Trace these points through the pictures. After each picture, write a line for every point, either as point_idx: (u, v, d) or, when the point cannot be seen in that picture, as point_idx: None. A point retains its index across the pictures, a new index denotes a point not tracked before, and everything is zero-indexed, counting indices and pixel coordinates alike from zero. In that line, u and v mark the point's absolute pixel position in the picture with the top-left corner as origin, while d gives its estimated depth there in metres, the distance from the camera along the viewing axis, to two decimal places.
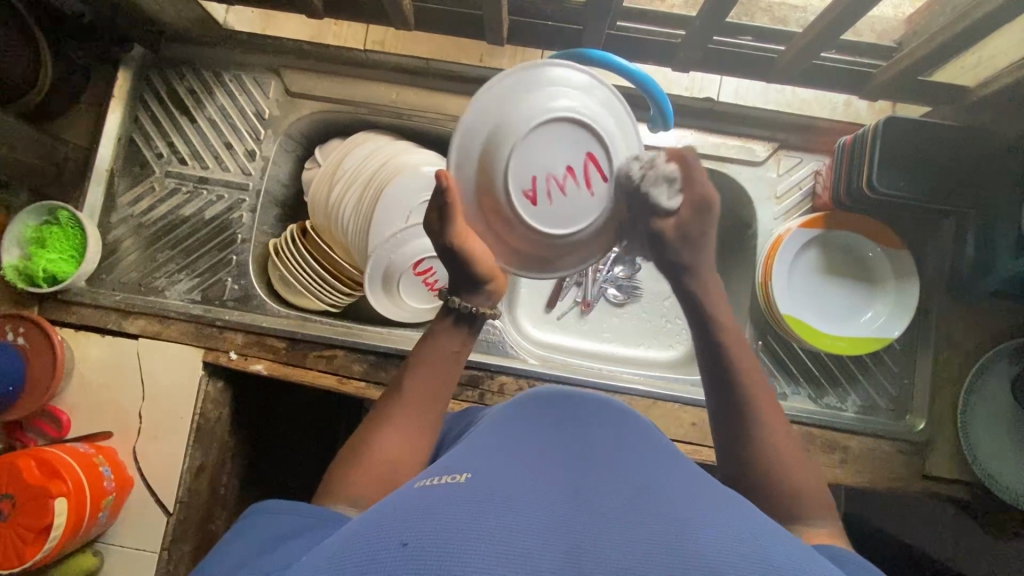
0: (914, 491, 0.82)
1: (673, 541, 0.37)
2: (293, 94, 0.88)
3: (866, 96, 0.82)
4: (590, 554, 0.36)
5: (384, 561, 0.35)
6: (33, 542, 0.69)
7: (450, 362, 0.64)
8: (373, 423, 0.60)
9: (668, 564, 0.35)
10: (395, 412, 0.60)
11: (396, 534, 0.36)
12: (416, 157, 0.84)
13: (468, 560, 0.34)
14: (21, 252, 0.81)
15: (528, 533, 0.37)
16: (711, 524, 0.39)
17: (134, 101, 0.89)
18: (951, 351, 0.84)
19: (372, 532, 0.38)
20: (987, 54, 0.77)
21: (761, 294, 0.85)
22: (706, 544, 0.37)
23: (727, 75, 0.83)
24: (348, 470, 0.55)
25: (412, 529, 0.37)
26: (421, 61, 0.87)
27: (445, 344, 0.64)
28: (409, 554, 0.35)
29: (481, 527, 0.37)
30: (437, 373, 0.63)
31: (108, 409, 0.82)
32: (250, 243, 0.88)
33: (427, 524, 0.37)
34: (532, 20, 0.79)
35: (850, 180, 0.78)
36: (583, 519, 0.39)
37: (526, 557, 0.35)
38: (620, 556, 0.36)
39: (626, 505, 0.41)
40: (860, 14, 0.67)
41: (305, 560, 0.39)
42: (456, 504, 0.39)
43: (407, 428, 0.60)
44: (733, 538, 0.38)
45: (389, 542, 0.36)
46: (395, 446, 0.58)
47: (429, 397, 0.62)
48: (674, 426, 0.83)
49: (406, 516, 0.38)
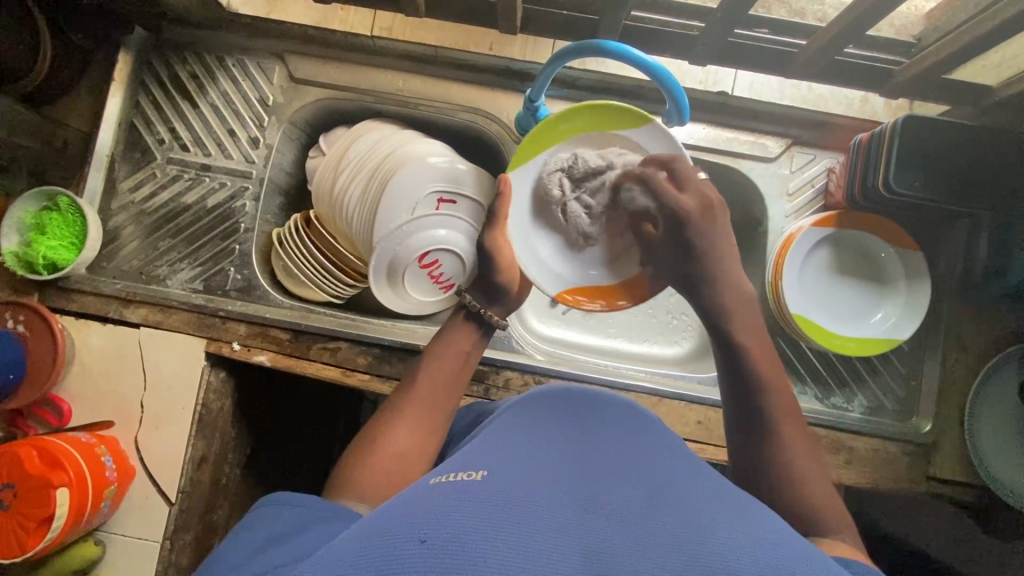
0: (918, 493, 0.82)
1: (692, 540, 0.37)
2: (298, 80, 0.87)
3: (884, 94, 0.81)
4: (610, 554, 0.36)
5: (401, 559, 0.34)
6: (35, 532, 0.69)
7: (465, 359, 0.65)
8: (387, 419, 0.60)
9: (689, 564, 0.35)
10: (409, 407, 0.61)
11: (415, 530, 0.36)
12: (422, 147, 0.82)
13: (487, 559, 0.34)
14: (21, 239, 0.80)
15: (545, 531, 0.37)
16: (729, 525, 0.39)
17: (135, 85, 0.87)
18: (959, 353, 0.83)
19: (389, 527, 0.37)
20: (1009, 54, 0.76)
21: (770, 293, 0.84)
22: (725, 543, 0.36)
23: (742, 69, 0.81)
24: (363, 464, 0.54)
25: (429, 526, 0.36)
26: (429, 49, 0.85)
27: (458, 345, 0.65)
28: (427, 550, 0.34)
29: (500, 525, 0.36)
30: (450, 371, 0.64)
31: (110, 398, 0.82)
32: (253, 233, 0.86)
33: (444, 521, 0.36)
34: (544, 9, 0.77)
35: (865, 180, 0.77)
36: (601, 516, 0.39)
37: (545, 556, 0.35)
38: (639, 556, 0.36)
39: (642, 502, 0.41)
40: (885, 10, 0.65)
41: (317, 556, 0.38)
42: (473, 500, 0.39)
43: (420, 424, 0.60)
44: (751, 538, 0.38)
45: (406, 539, 0.35)
46: (408, 441, 0.58)
47: (444, 393, 0.63)
48: (679, 423, 0.82)
49: (421, 513, 0.37)
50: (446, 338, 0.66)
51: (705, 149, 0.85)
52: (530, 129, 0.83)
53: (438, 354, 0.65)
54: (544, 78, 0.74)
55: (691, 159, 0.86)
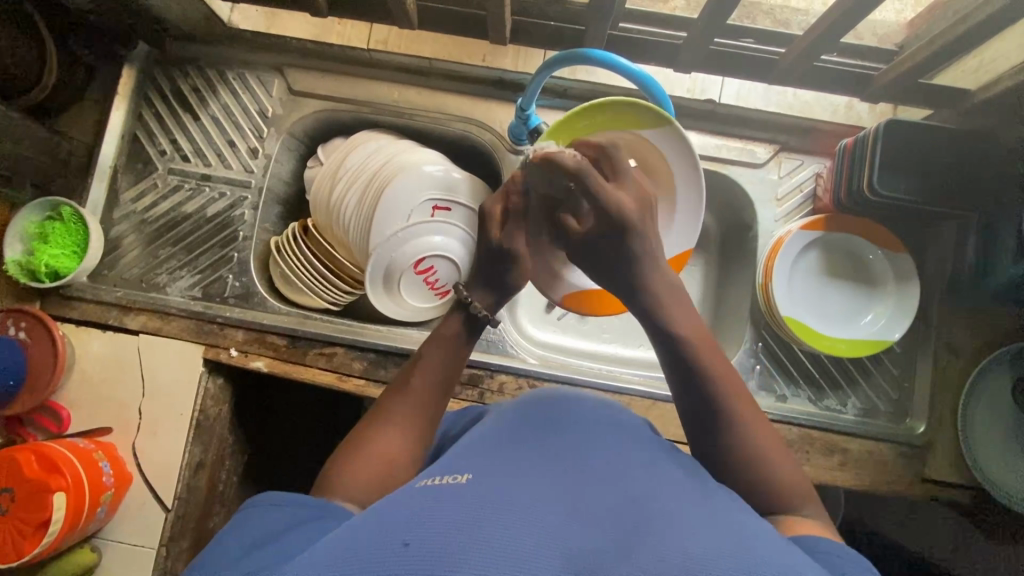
0: (913, 494, 0.81)
1: (669, 540, 0.37)
2: (297, 92, 0.89)
3: (867, 99, 0.83)
4: (589, 558, 0.36)
5: (382, 562, 0.34)
6: (31, 536, 0.69)
7: (457, 365, 0.65)
8: (374, 423, 0.59)
9: (666, 561, 0.35)
10: (399, 410, 0.60)
11: (396, 536, 0.36)
12: (418, 156, 0.84)
13: (466, 561, 0.34)
14: (24, 247, 0.81)
15: (526, 534, 0.37)
16: (705, 531, 0.39)
17: (138, 98, 0.89)
18: (951, 355, 0.84)
19: (370, 533, 0.37)
20: (988, 57, 0.77)
21: (761, 296, 0.85)
22: (703, 543, 0.37)
23: (727, 76, 0.83)
24: (352, 464, 0.55)
25: (412, 531, 0.37)
26: (423, 62, 0.88)
27: (453, 343, 0.65)
28: (408, 554, 0.35)
29: (482, 529, 0.37)
30: (438, 373, 0.63)
31: (108, 405, 0.82)
32: (251, 241, 0.88)
33: (426, 527, 0.37)
34: (535, 21, 0.80)
35: (851, 183, 0.78)
36: (581, 521, 0.39)
37: (525, 558, 0.35)
38: (620, 556, 0.36)
39: (622, 507, 0.41)
40: (863, 15, 0.67)
41: (300, 561, 0.38)
42: (454, 507, 0.39)
43: (408, 426, 0.59)
44: (730, 538, 0.38)
45: (387, 543, 0.36)
46: (398, 444, 0.57)
47: (433, 395, 0.62)
48: (672, 426, 0.83)
49: (404, 520, 0.38)
50: (440, 340, 0.66)
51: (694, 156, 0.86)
52: (522, 138, 0.85)
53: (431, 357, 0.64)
54: (535, 85, 0.76)
55: None
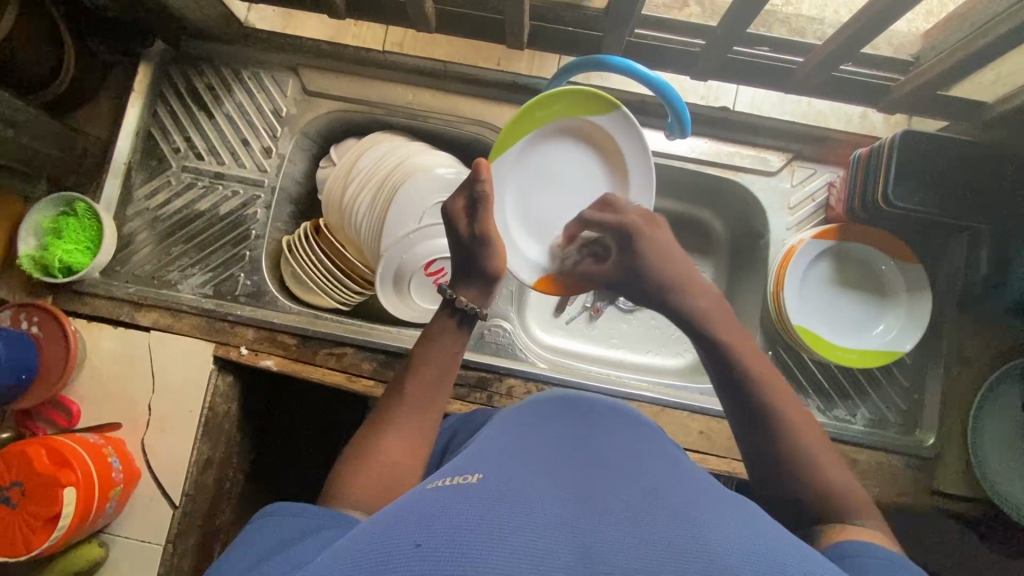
0: (921, 506, 0.81)
1: (687, 541, 0.37)
2: (311, 92, 0.89)
3: (882, 109, 0.83)
4: (608, 558, 0.36)
5: (401, 562, 0.34)
6: (41, 530, 0.69)
7: (450, 362, 0.66)
8: (374, 432, 0.60)
9: (685, 562, 0.35)
10: (397, 419, 0.61)
11: (412, 535, 0.36)
12: (431, 158, 0.85)
13: (485, 560, 0.34)
14: (38, 242, 0.81)
15: (545, 534, 0.37)
16: (724, 529, 0.39)
17: (154, 96, 0.90)
18: (961, 367, 0.84)
19: (389, 531, 0.37)
20: (1006, 70, 0.77)
21: (772, 304, 0.85)
22: (722, 544, 0.37)
23: (742, 84, 0.83)
24: (351, 474, 0.55)
25: (429, 531, 0.36)
26: (438, 64, 0.88)
27: (448, 343, 0.66)
28: (425, 555, 0.35)
29: (500, 529, 0.37)
30: (431, 375, 0.64)
31: (118, 400, 0.83)
32: (263, 240, 0.88)
33: (444, 525, 0.37)
34: (551, 25, 0.80)
35: (864, 193, 0.78)
36: (599, 521, 0.39)
37: (544, 558, 0.35)
38: (639, 557, 0.36)
39: (638, 508, 0.41)
40: (883, 26, 0.67)
41: (318, 561, 0.38)
42: (469, 507, 0.39)
43: (407, 432, 0.60)
44: (746, 538, 0.38)
45: (405, 543, 0.36)
46: (398, 450, 0.58)
47: (429, 401, 0.63)
48: (681, 433, 0.83)
49: (421, 519, 0.38)
50: (431, 340, 0.66)
51: (707, 163, 0.87)
52: None
53: (425, 360, 0.65)
54: (552, 87, 0.78)
55: (693, 172, 0.88)
